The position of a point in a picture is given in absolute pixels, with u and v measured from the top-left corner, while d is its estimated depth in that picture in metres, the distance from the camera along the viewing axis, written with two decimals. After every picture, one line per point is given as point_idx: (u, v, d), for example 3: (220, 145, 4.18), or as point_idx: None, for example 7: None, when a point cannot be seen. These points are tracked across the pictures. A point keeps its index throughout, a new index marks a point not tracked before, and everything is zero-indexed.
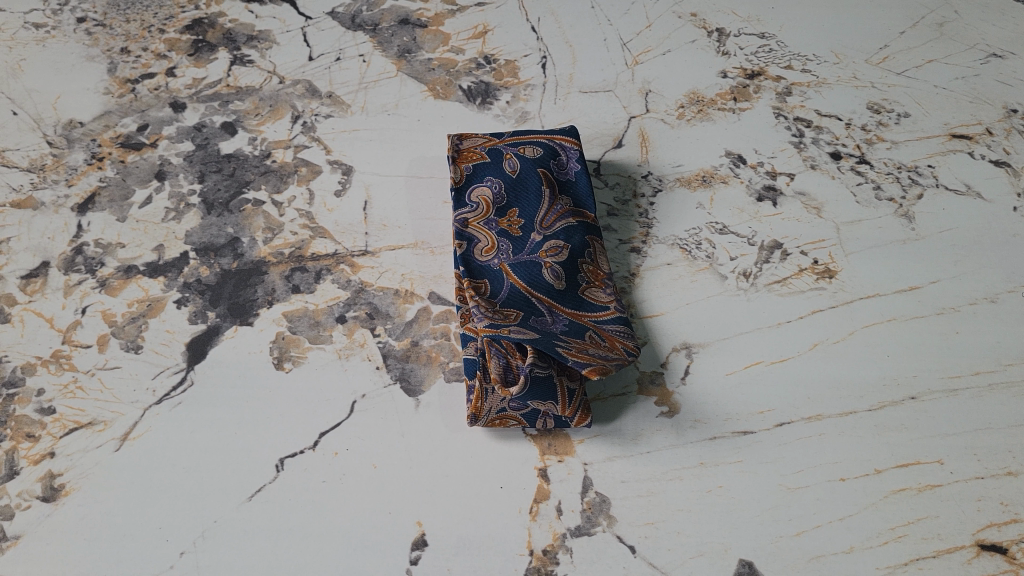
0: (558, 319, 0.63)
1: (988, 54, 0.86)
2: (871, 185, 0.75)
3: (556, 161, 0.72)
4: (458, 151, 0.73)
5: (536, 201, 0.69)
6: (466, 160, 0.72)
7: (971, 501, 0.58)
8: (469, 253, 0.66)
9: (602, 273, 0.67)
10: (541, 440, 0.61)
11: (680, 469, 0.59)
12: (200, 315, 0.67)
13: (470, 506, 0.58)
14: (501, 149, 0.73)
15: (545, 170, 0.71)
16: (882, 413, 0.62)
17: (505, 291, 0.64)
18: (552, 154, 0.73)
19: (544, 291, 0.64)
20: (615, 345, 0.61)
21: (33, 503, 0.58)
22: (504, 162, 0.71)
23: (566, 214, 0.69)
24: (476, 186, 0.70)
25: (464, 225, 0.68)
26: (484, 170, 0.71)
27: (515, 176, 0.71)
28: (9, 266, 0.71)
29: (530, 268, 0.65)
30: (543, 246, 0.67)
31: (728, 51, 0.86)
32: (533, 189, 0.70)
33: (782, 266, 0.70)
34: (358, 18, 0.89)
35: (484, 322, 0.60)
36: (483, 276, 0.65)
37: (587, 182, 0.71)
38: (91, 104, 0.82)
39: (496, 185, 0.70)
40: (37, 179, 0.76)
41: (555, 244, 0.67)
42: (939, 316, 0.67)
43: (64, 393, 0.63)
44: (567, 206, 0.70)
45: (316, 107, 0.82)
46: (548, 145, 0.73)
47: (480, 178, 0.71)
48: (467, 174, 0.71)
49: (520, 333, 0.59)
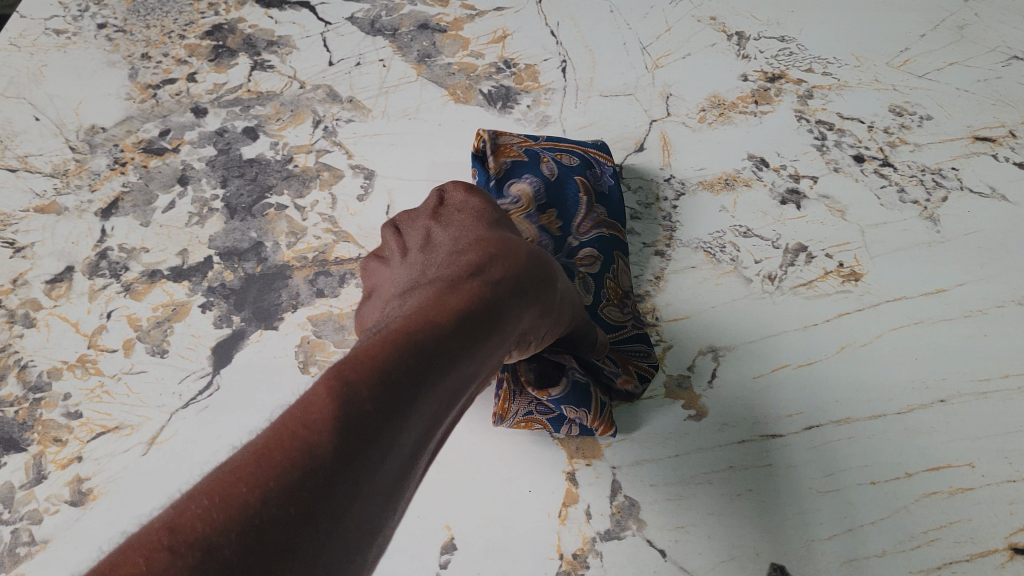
0: None
1: (1009, 57, 0.84)
2: (894, 188, 0.74)
3: (591, 172, 0.72)
4: (496, 145, 0.72)
5: (573, 207, 0.70)
6: (505, 155, 0.72)
7: (1003, 505, 0.57)
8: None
9: (621, 292, 0.67)
10: (569, 444, 0.61)
11: (709, 474, 0.60)
12: (224, 320, 0.68)
13: (499, 509, 0.59)
14: (537, 151, 0.73)
15: (582, 178, 0.71)
16: (911, 416, 0.61)
17: None
18: (587, 165, 0.72)
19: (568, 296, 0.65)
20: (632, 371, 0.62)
21: (61, 507, 0.59)
22: (542, 164, 0.71)
23: (602, 222, 0.69)
24: (514, 181, 0.70)
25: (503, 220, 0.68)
26: (522, 166, 0.71)
27: (553, 179, 0.71)
28: (33, 270, 0.71)
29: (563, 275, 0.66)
30: (579, 254, 0.67)
31: (748, 54, 0.85)
32: (570, 195, 0.70)
33: (806, 269, 0.69)
34: (377, 24, 0.89)
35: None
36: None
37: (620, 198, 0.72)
38: (113, 110, 0.82)
39: (534, 184, 0.70)
40: (60, 185, 0.77)
41: (590, 253, 0.67)
42: (966, 319, 0.66)
43: (91, 397, 0.64)
44: (601, 215, 0.70)
45: (337, 112, 0.82)
46: (584, 157, 0.73)
47: (518, 174, 0.70)
48: (505, 169, 0.71)
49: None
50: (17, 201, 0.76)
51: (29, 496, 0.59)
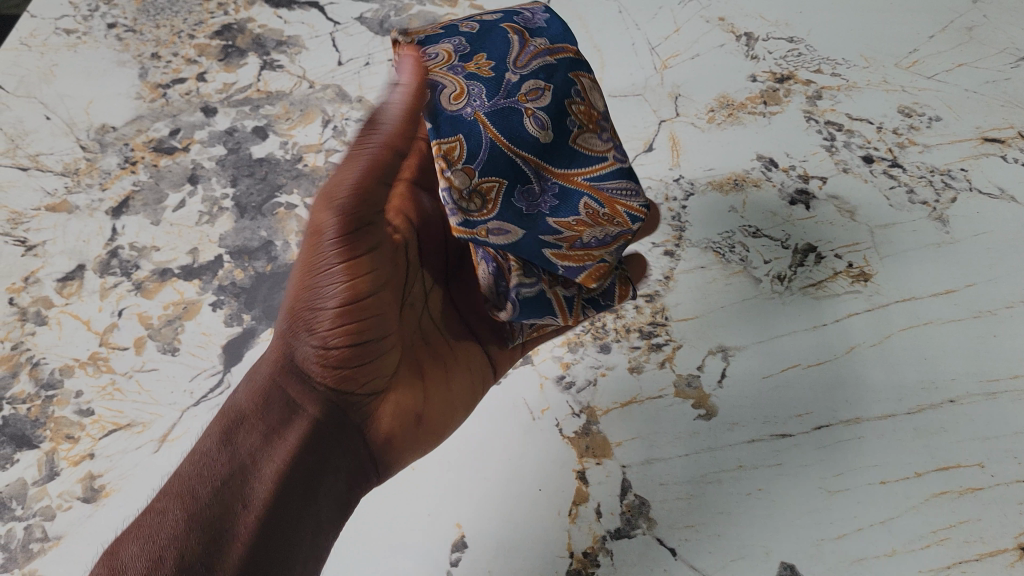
0: (548, 186, 0.51)
1: (1018, 58, 0.83)
2: (904, 189, 0.74)
3: (521, 17, 0.56)
4: (401, 31, 0.55)
5: (502, 44, 0.53)
6: (413, 33, 0.54)
7: (1014, 505, 0.57)
8: (433, 103, 0.49)
9: (595, 114, 0.53)
10: (579, 443, 0.62)
11: (719, 473, 0.60)
12: (235, 318, 0.68)
13: (509, 507, 0.60)
14: (456, 21, 0.56)
15: (510, 23, 0.54)
16: (921, 416, 0.61)
17: (488, 152, 0.48)
18: (513, 13, 0.56)
19: (529, 148, 0.50)
20: (616, 212, 0.52)
21: (73, 503, 0.60)
22: (461, 25, 0.55)
23: (542, 52, 0.53)
24: (430, 46, 0.53)
25: (422, 72, 0.50)
26: (436, 36, 0.54)
27: (477, 30, 0.54)
28: (45, 269, 0.72)
29: (508, 116, 0.49)
30: (520, 87, 0.51)
31: (757, 55, 0.85)
32: (498, 35, 0.53)
33: (816, 269, 0.70)
34: (387, 24, 0.89)
35: (455, 220, 0.47)
36: (455, 131, 0.48)
37: (562, 25, 0.55)
38: (123, 109, 0.83)
39: (456, 40, 0.53)
40: (71, 184, 0.77)
41: (534, 85, 0.51)
42: (975, 319, 0.66)
43: (102, 394, 0.64)
44: (541, 45, 0.53)
45: (346, 112, 0.82)
46: (511, 9, 0.57)
47: (433, 41, 0.53)
48: (416, 40, 0.54)
49: (498, 235, 0.48)
50: (28, 200, 0.76)
51: (42, 492, 0.60)
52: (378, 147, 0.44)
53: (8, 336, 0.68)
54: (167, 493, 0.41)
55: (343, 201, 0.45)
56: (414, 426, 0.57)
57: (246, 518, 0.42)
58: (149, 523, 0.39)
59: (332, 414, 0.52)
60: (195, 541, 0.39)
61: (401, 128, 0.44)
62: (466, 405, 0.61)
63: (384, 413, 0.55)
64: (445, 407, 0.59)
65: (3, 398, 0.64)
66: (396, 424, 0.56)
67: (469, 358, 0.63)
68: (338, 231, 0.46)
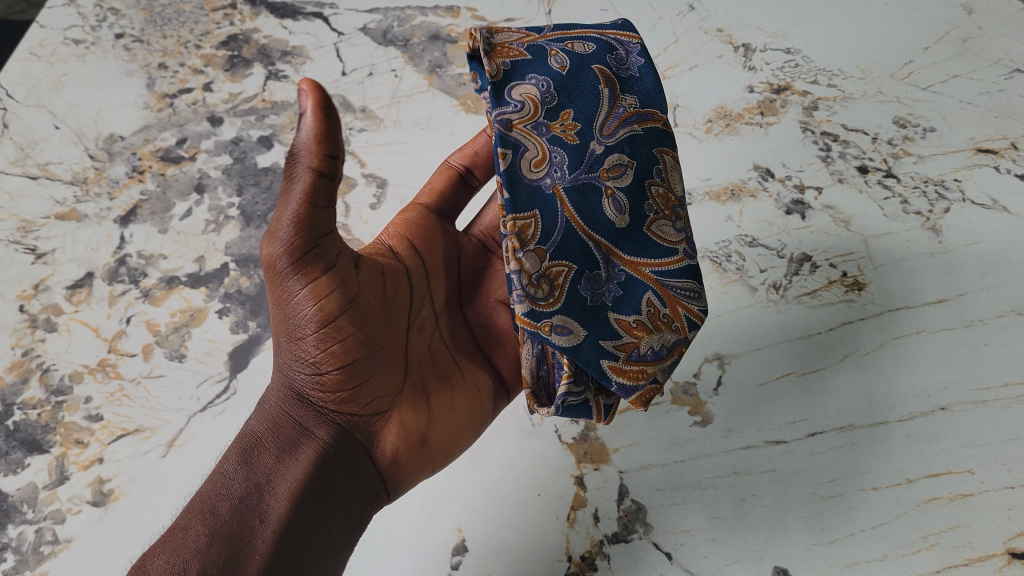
0: (614, 274, 0.53)
1: (1012, 69, 0.84)
2: (898, 200, 0.75)
3: (613, 56, 0.59)
4: (489, 43, 0.55)
5: (592, 101, 0.56)
6: (502, 55, 0.55)
7: (1002, 512, 0.59)
8: (517, 167, 0.51)
9: (672, 198, 0.56)
10: (577, 449, 0.64)
11: (715, 478, 0.62)
12: (240, 325, 0.70)
13: (509, 512, 0.62)
14: (541, 44, 0.57)
15: (600, 67, 0.58)
16: (912, 424, 0.63)
17: (559, 232, 0.51)
18: (607, 49, 0.59)
19: (603, 232, 0.53)
20: (677, 313, 0.54)
21: (83, 507, 0.62)
22: (549, 59, 0.56)
23: (630, 118, 0.57)
24: (517, 83, 0.54)
25: (508, 128, 0.52)
26: (525, 66, 0.55)
27: (565, 73, 0.56)
28: (55, 276, 0.73)
29: (588, 195, 0.53)
30: (604, 162, 0.55)
31: (755, 66, 0.86)
32: (588, 87, 0.56)
33: (811, 278, 0.71)
34: (390, 34, 0.90)
35: (523, 309, 0.50)
36: (533, 207, 0.51)
37: (654, 78, 0.59)
38: (131, 119, 0.84)
39: (543, 82, 0.55)
40: (80, 193, 0.79)
41: (617, 161, 0.55)
42: (967, 329, 0.68)
43: (111, 400, 0.66)
44: (630, 108, 0.57)
45: (349, 122, 0.84)
46: (601, 41, 0.60)
47: (521, 74, 0.55)
48: (504, 68, 0.54)
49: (560, 334, 0.50)
50: (38, 208, 0.78)
51: (53, 496, 0.62)
52: (303, 172, 0.47)
53: (18, 342, 0.69)
54: (191, 513, 0.49)
55: (283, 239, 0.48)
56: (418, 447, 0.59)
57: (262, 533, 0.49)
58: (174, 539, 0.48)
59: (335, 439, 0.56)
60: (218, 555, 0.47)
61: (317, 154, 0.46)
62: (475, 423, 0.62)
63: (387, 435, 0.58)
64: (452, 425, 0.61)
65: (15, 405, 0.66)
66: (399, 444, 0.58)
67: (478, 380, 0.63)
68: (288, 265, 0.50)
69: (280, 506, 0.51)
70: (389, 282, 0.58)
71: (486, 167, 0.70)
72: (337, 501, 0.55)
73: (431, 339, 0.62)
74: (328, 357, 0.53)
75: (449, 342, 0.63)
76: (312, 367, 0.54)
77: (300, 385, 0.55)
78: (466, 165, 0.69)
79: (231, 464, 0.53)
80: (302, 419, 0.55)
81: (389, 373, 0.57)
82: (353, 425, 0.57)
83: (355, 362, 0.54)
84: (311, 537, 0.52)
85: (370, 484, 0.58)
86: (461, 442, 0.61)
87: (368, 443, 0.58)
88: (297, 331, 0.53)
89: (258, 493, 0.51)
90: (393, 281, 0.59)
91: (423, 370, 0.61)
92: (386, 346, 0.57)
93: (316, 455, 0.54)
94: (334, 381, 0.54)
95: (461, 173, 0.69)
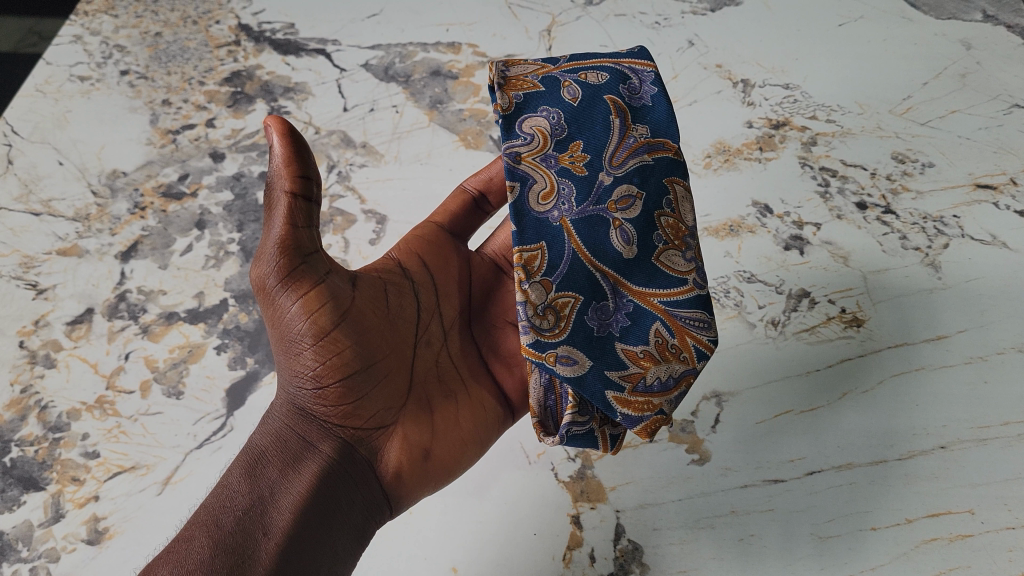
0: (623, 304, 0.54)
1: (1010, 105, 0.84)
2: (897, 235, 0.75)
3: (626, 86, 0.60)
4: (504, 77, 0.58)
5: (602, 132, 0.57)
6: (515, 88, 0.58)
7: (1003, 552, 0.59)
8: (523, 200, 0.54)
9: (683, 229, 0.56)
10: (574, 487, 0.64)
11: (713, 518, 0.62)
12: (239, 362, 0.70)
13: (505, 551, 0.61)
14: (557, 77, 0.59)
15: (613, 96, 0.58)
16: (912, 462, 0.63)
17: (566, 262, 0.53)
18: (621, 79, 0.60)
19: (611, 263, 0.54)
20: (684, 344, 0.53)
21: (78, 545, 0.62)
22: (563, 90, 0.58)
23: (640, 148, 0.57)
24: (529, 116, 0.57)
25: (516, 161, 0.55)
26: (537, 99, 0.58)
27: (576, 105, 0.58)
28: (55, 312, 0.74)
29: (596, 226, 0.54)
30: (612, 193, 0.55)
31: (753, 102, 0.86)
32: (600, 117, 0.57)
33: (810, 314, 0.71)
34: (391, 70, 0.91)
35: (528, 339, 0.51)
36: (539, 238, 0.53)
37: (667, 106, 0.59)
38: (135, 155, 0.85)
39: (555, 114, 0.57)
40: (82, 229, 0.79)
41: (626, 192, 0.55)
42: (967, 366, 0.67)
43: (108, 437, 0.66)
44: (641, 138, 0.57)
45: (350, 157, 0.84)
46: (615, 69, 0.60)
47: (533, 107, 0.57)
48: (517, 101, 0.57)
49: (565, 364, 0.52)
50: (41, 244, 0.79)
51: (48, 534, 0.62)
52: (280, 195, 0.51)
53: (17, 379, 0.70)
54: (194, 524, 0.50)
55: (269, 257, 0.51)
56: (421, 462, 0.59)
57: (265, 543, 0.49)
58: (178, 549, 0.48)
59: (338, 453, 0.56)
60: (221, 563, 0.47)
61: (289, 176, 0.51)
62: (479, 439, 0.61)
63: (391, 448, 0.58)
64: (455, 442, 0.60)
65: (13, 441, 0.66)
66: (403, 459, 0.58)
67: (482, 396, 0.62)
68: (278, 280, 0.52)
69: (283, 519, 0.51)
70: (389, 298, 0.59)
71: (499, 193, 0.69)
72: (341, 515, 0.55)
73: (437, 355, 0.61)
74: (326, 370, 0.54)
75: (456, 358, 0.63)
76: (312, 381, 0.55)
77: (301, 400, 0.56)
78: (480, 190, 0.69)
79: (236, 479, 0.53)
80: (306, 433, 0.56)
81: (390, 386, 0.58)
82: (357, 439, 0.57)
83: (354, 374, 0.55)
84: (316, 548, 0.51)
85: (373, 501, 0.58)
86: (465, 457, 0.60)
87: (371, 458, 0.58)
88: (295, 345, 0.54)
89: (261, 505, 0.51)
90: (395, 297, 0.60)
91: (426, 385, 0.60)
92: (386, 359, 0.57)
93: (319, 468, 0.55)
94: (334, 394, 0.55)
95: (474, 198, 0.69)
